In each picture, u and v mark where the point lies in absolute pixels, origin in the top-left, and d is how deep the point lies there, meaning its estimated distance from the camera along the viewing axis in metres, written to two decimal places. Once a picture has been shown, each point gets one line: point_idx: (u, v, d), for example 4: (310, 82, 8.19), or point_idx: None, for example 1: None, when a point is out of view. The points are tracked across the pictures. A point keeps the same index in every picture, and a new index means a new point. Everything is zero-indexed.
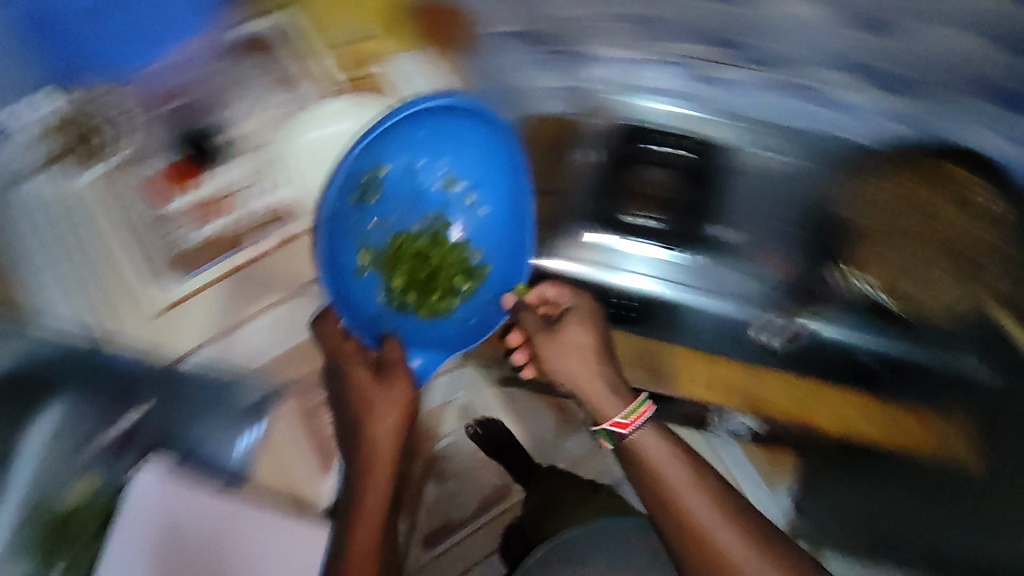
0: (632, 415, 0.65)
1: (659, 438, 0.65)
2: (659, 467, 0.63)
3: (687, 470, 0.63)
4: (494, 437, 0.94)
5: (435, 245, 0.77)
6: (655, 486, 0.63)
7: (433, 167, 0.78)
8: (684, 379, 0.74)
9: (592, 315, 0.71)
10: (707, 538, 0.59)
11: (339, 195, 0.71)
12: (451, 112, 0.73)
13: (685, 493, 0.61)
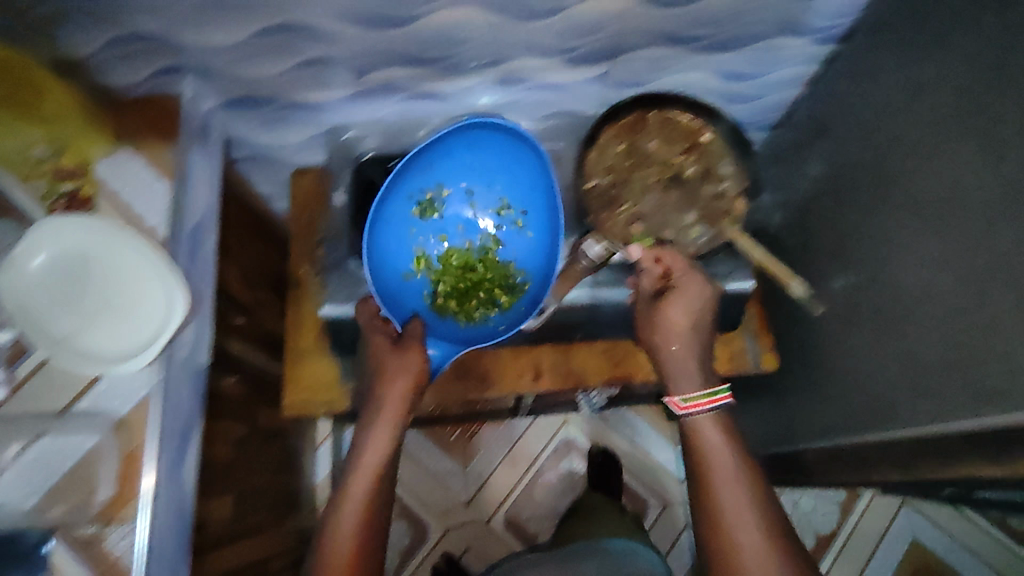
0: (690, 400, 0.70)
1: (707, 437, 0.69)
2: (700, 436, 0.69)
3: (721, 449, 0.68)
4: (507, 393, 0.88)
5: (482, 261, 0.78)
6: (694, 458, 0.69)
7: (483, 194, 0.79)
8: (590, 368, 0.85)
9: (693, 305, 0.71)
10: (717, 494, 0.66)
11: (400, 203, 0.76)
12: (489, 131, 0.75)
13: (720, 458, 0.68)
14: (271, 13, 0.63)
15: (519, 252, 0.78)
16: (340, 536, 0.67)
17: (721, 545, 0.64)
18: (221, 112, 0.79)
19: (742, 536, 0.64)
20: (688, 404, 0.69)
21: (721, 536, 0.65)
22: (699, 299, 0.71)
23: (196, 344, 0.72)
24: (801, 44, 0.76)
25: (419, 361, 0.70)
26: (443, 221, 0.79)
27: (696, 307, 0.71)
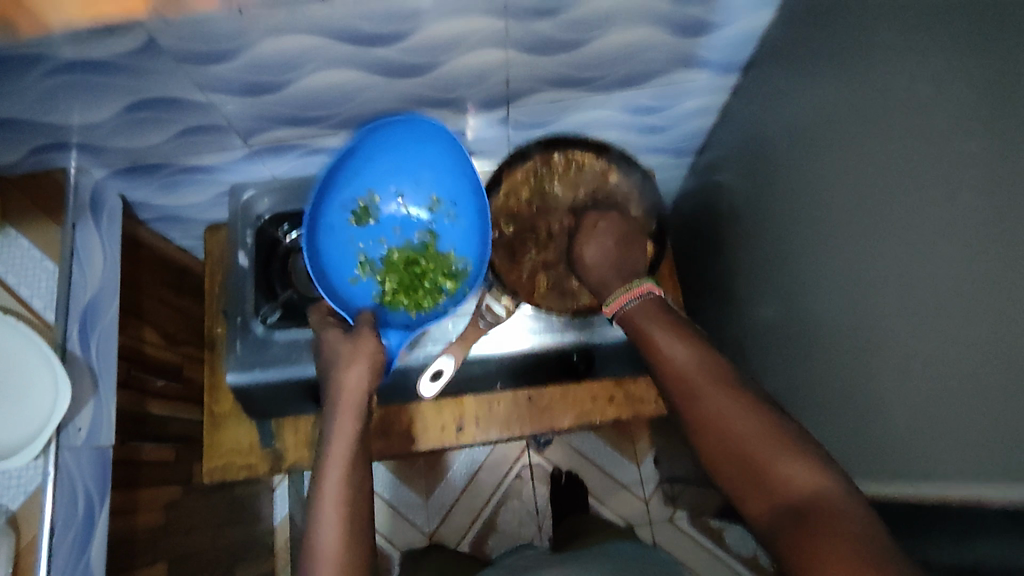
0: (616, 300, 0.63)
1: (673, 345, 0.58)
2: (650, 339, 0.59)
3: (678, 347, 0.58)
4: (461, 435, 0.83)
5: (422, 255, 0.72)
6: (658, 366, 0.58)
7: (413, 198, 0.75)
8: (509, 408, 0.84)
9: (619, 235, 0.69)
10: (698, 403, 0.54)
11: (331, 211, 0.72)
12: (398, 127, 0.70)
13: (675, 357, 0.57)
14: (145, 87, 0.61)
15: (456, 244, 0.74)
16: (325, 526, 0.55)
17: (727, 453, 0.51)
18: (113, 181, 0.76)
19: (746, 442, 0.50)
20: (616, 305, 0.63)
21: (711, 430, 0.52)
22: (610, 226, 0.69)
23: (99, 422, 0.71)
24: (701, 78, 0.76)
25: (371, 342, 0.63)
26: (379, 226, 0.75)
27: (611, 238, 0.69)
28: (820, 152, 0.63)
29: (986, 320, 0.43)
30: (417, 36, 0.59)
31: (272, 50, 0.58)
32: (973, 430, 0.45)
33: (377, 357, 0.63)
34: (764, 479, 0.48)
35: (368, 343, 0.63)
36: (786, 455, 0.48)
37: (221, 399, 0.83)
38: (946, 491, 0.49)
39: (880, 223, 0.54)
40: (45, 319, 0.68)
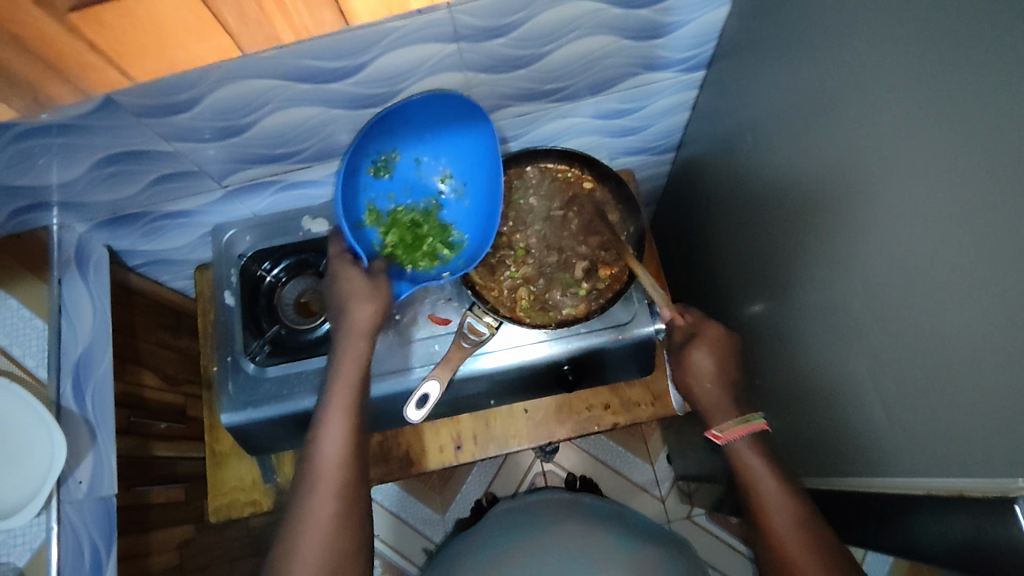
0: (729, 430, 0.64)
1: (765, 477, 0.62)
2: (740, 455, 0.64)
3: (779, 498, 0.61)
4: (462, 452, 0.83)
5: (427, 219, 0.74)
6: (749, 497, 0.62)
7: (431, 164, 0.74)
8: (505, 422, 0.84)
9: (724, 352, 0.69)
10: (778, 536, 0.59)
11: (360, 157, 0.69)
12: (462, 107, 0.67)
13: (768, 495, 0.61)
14: (113, 141, 0.62)
15: (460, 217, 0.75)
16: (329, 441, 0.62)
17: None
18: (96, 233, 0.78)
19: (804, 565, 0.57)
20: (729, 435, 0.64)
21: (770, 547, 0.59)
22: (723, 343, 0.69)
23: (99, 473, 0.72)
24: (667, 77, 0.75)
25: (387, 291, 0.67)
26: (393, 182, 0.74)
27: (727, 356, 0.69)
28: (790, 146, 0.62)
29: (957, 312, 0.43)
30: (372, 67, 0.60)
31: (231, 96, 0.59)
32: (957, 419, 0.44)
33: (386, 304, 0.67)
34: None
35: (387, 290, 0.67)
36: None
37: (221, 437, 0.84)
38: (933, 486, 0.48)
39: (851, 216, 0.53)
40: (38, 377, 0.70)
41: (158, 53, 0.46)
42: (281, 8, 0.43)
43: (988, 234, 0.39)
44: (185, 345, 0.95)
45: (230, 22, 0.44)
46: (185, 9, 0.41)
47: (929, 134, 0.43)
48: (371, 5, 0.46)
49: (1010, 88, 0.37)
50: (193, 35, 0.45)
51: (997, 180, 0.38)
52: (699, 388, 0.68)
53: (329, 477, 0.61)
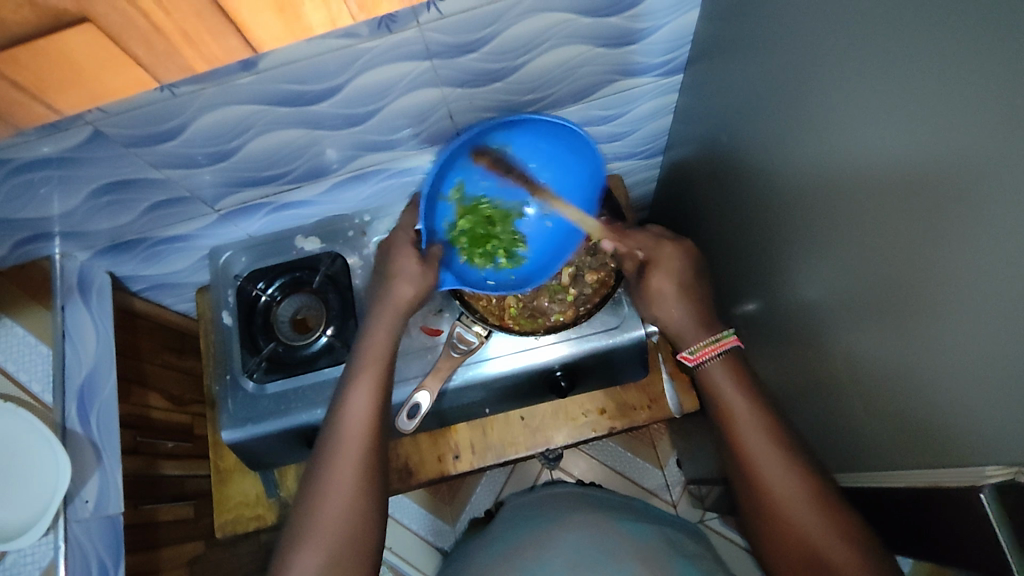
0: (700, 350, 0.66)
1: (761, 447, 0.60)
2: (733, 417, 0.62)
3: (755, 425, 0.61)
4: (461, 459, 0.84)
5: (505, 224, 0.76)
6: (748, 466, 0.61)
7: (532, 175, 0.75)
8: (503, 429, 0.85)
9: (682, 271, 0.70)
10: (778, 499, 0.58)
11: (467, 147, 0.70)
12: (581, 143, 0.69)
13: (765, 464, 0.60)
14: (107, 171, 0.65)
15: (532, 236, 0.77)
16: (357, 402, 0.65)
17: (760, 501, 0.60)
18: (97, 260, 0.80)
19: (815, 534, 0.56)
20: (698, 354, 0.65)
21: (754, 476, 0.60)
22: (680, 261, 0.70)
23: (105, 493, 0.74)
24: (645, 82, 0.76)
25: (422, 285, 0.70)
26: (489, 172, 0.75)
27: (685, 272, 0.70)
28: (764, 145, 0.62)
29: (928, 298, 0.43)
30: (348, 88, 0.61)
31: (215, 122, 0.61)
32: (943, 403, 0.44)
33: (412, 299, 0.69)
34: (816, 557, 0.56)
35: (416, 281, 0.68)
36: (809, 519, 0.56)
37: (224, 454, 0.86)
38: (914, 480, 0.50)
39: (826, 211, 0.53)
40: (44, 401, 0.74)
41: (81, 86, 0.47)
42: (187, 39, 0.44)
43: (948, 225, 0.40)
44: (191, 365, 0.97)
45: (140, 55, 0.44)
46: (92, 44, 0.42)
47: (887, 126, 0.43)
48: (273, 32, 0.45)
49: (953, 78, 0.37)
50: (106, 69, 0.45)
51: (951, 170, 0.38)
52: (665, 314, 0.69)
53: (355, 435, 0.64)
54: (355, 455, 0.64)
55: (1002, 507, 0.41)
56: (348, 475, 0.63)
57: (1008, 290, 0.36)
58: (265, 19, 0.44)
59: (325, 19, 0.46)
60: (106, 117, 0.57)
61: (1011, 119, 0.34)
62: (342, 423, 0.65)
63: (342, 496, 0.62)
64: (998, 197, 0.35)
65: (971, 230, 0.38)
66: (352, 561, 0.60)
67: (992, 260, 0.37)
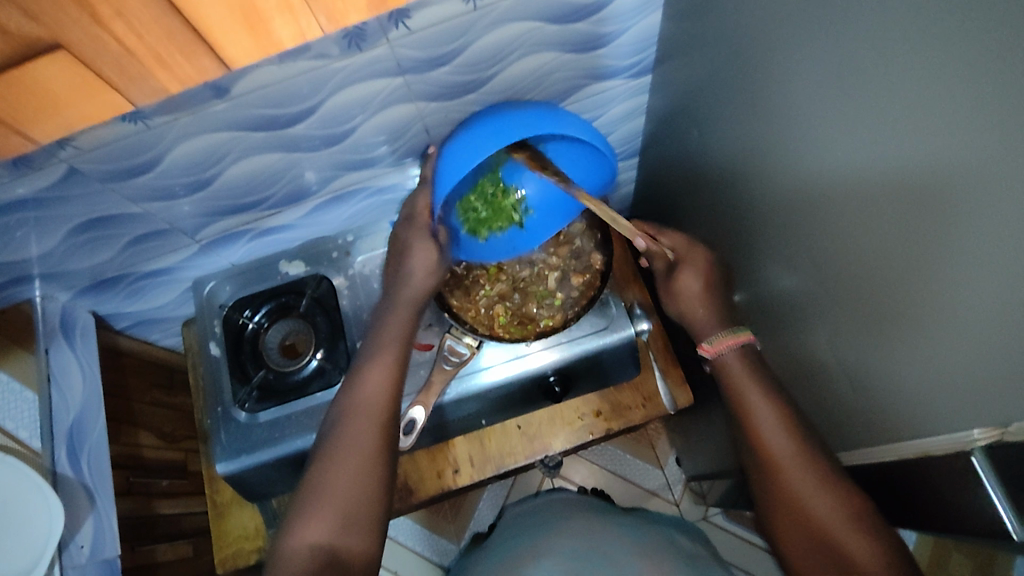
0: (721, 341, 0.64)
1: (768, 429, 0.59)
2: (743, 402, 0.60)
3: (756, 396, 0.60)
4: (461, 473, 0.83)
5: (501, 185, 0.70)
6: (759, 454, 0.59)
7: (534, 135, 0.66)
8: (501, 439, 0.84)
9: (712, 275, 0.67)
10: (793, 488, 0.56)
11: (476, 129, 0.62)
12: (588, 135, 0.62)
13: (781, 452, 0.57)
14: (85, 209, 0.64)
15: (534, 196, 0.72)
16: (369, 388, 0.63)
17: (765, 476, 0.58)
18: (79, 300, 0.79)
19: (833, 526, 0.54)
20: (717, 347, 0.63)
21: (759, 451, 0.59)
22: (711, 268, 0.68)
23: (101, 537, 0.73)
24: (616, 84, 0.78)
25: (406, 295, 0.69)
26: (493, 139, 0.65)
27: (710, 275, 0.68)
28: (734, 135, 0.63)
29: (906, 271, 0.43)
30: (322, 109, 0.62)
31: (191, 151, 0.61)
32: (925, 372, 0.45)
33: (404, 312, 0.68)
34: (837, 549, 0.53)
35: (403, 297, 0.68)
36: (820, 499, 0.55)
37: (220, 488, 0.85)
38: (903, 451, 0.51)
39: (800, 197, 0.54)
40: (33, 446, 0.72)
41: (54, 116, 0.47)
42: (161, 61, 0.44)
43: (917, 204, 0.41)
44: (182, 401, 0.96)
45: (112, 79, 0.45)
46: (68, 72, 0.43)
47: (857, 108, 0.44)
48: (244, 48, 0.46)
49: (909, 58, 0.38)
50: (80, 95, 0.46)
51: (916, 148, 0.39)
52: (689, 314, 0.67)
53: (365, 422, 0.61)
54: (365, 445, 0.59)
55: (990, 464, 0.43)
56: (359, 449, 0.59)
57: (985, 272, 0.37)
58: (236, 37, 0.45)
59: (295, 33, 0.47)
60: (80, 154, 0.56)
61: (972, 92, 0.35)
62: (355, 401, 0.62)
63: (353, 468, 0.58)
64: (964, 176, 0.36)
65: (944, 215, 0.39)
66: (360, 533, 0.56)
67: (963, 239, 0.38)
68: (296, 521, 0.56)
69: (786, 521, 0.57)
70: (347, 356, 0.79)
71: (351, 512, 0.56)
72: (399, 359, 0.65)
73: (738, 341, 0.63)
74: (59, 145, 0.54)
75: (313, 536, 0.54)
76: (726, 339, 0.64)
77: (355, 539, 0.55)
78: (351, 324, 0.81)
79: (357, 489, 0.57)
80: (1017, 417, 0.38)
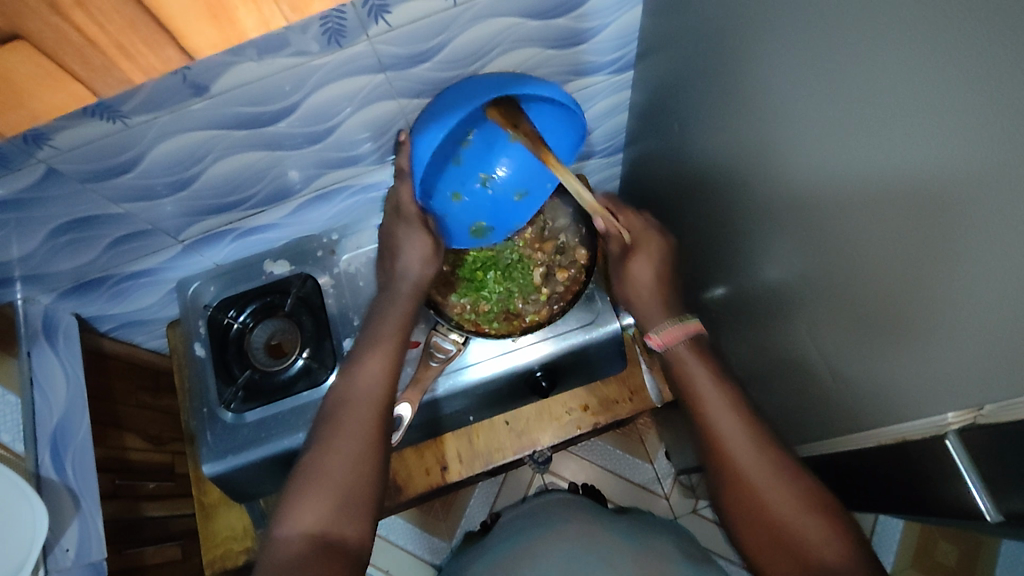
0: (665, 333, 0.65)
1: (725, 414, 0.59)
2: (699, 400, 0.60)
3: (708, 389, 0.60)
4: (449, 467, 0.83)
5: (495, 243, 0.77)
6: (719, 457, 0.58)
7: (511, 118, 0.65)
8: (489, 434, 0.85)
9: (660, 262, 0.69)
10: (752, 482, 0.55)
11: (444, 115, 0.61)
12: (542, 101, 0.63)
13: (738, 449, 0.57)
14: (65, 210, 0.64)
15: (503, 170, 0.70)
16: (364, 380, 0.63)
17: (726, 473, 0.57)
18: (62, 302, 0.79)
19: (786, 515, 0.53)
20: (663, 338, 0.64)
21: (718, 451, 0.58)
22: (662, 253, 0.69)
23: (87, 539, 0.73)
24: (599, 79, 0.78)
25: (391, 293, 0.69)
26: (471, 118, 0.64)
27: (661, 261, 0.69)
28: (714, 127, 0.64)
29: (883, 257, 0.44)
30: (304, 107, 0.61)
31: (172, 150, 0.61)
32: (903, 359, 0.45)
33: (393, 305, 0.69)
34: (793, 546, 0.52)
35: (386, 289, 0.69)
36: (779, 496, 0.54)
37: (207, 490, 0.84)
38: (882, 437, 0.51)
39: (780, 188, 0.55)
40: (17, 451, 0.70)
41: (21, 107, 0.46)
42: (123, 50, 0.43)
43: (878, 188, 0.42)
44: (168, 403, 0.95)
45: (77, 70, 0.44)
46: (30, 62, 0.42)
47: (836, 102, 0.44)
48: (209, 39, 0.45)
49: (879, 49, 0.39)
50: (44, 86, 0.45)
51: (888, 139, 0.40)
52: (636, 297, 0.69)
53: (359, 416, 0.60)
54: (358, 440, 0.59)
55: (965, 447, 0.43)
56: (358, 431, 0.59)
57: (955, 259, 0.38)
58: (200, 28, 0.44)
59: (260, 22, 0.45)
60: (59, 153, 0.56)
61: (943, 85, 0.35)
62: (348, 393, 0.62)
63: (344, 463, 0.57)
64: (929, 163, 0.37)
65: (914, 204, 0.40)
66: (358, 516, 0.55)
67: (928, 223, 0.39)
68: (293, 504, 0.55)
69: (747, 524, 0.55)
70: (334, 354, 0.78)
71: (348, 497, 0.56)
72: (398, 349, 0.66)
73: (678, 334, 0.64)
74: (37, 145, 0.54)
75: (308, 523, 0.53)
76: (670, 329, 0.65)
77: (349, 525, 0.55)
78: (337, 322, 0.81)
79: (354, 473, 0.57)
80: (990, 399, 0.39)
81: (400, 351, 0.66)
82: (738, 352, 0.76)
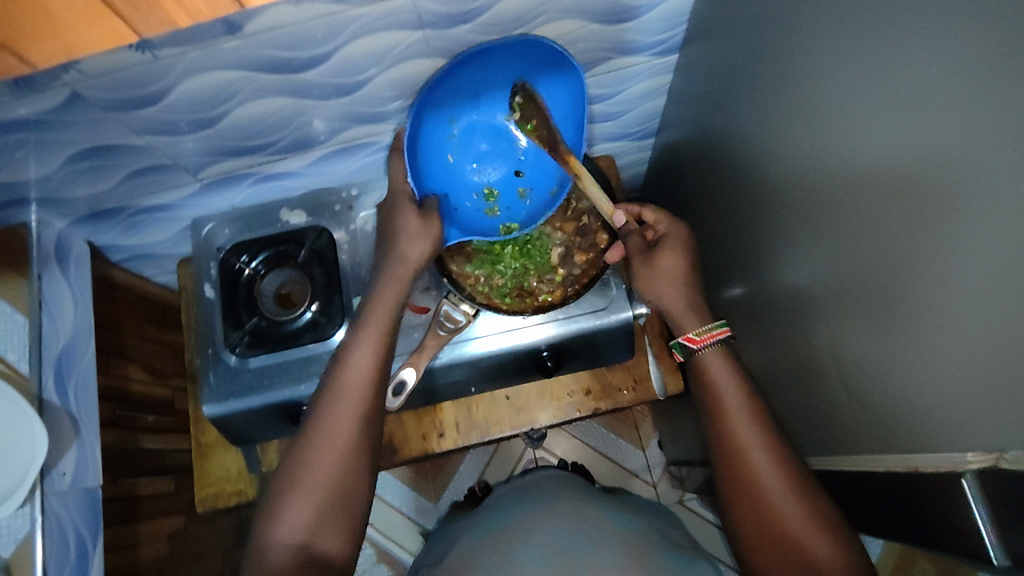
0: (704, 335, 0.64)
1: (746, 428, 0.60)
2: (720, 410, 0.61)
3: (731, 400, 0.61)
4: (446, 435, 0.84)
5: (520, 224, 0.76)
6: (738, 467, 0.60)
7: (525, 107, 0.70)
8: (489, 407, 0.85)
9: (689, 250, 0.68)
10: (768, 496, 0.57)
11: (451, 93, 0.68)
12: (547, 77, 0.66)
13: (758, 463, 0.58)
14: (88, 136, 0.62)
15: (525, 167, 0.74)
16: (354, 375, 0.64)
17: (742, 483, 0.59)
18: (75, 228, 0.78)
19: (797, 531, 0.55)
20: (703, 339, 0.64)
21: (737, 462, 0.60)
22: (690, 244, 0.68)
23: (84, 464, 0.74)
24: (641, 60, 0.75)
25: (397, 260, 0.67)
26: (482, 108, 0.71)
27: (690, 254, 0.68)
28: (755, 125, 0.62)
29: (914, 285, 0.43)
30: (337, 56, 0.60)
31: (199, 87, 0.59)
32: (923, 390, 0.44)
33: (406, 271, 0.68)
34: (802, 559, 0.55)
35: (400, 252, 0.67)
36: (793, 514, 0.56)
37: (205, 429, 0.85)
38: (893, 463, 0.51)
39: (816, 198, 0.53)
40: (21, 370, 0.71)
41: (52, 38, 0.45)
42: None
43: (920, 215, 0.41)
44: (172, 339, 0.96)
45: (120, 5, 0.43)
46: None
47: (888, 115, 0.42)
48: None
49: (944, 64, 0.37)
50: (85, 23, 0.44)
51: (936, 162, 0.39)
52: (665, 297, 0.66)
53: (345, 416, 0.63)
54: (340, 444, 0.62)
55: (979, 486, 0.42)
56: (346, 435, 0.62)
57: (993, 297, 0.36)
58: None
59: None
60: (85, 78, 0.54)
61: (1010, 111, 0.33)
62: (338, 389, 0.64)
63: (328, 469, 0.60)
64: (979, 195, 0.36)
65: (958, 238, 0.38)
66: (338, 522, 0.60)
67: (968, 256, 0.38)
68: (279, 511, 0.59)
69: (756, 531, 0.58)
70: (343, 311, 0.78)
71: (327, 503, 0.59)
72: (385, 343, 0.67)
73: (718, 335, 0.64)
74: (63, 68, 0.52)
75: (289, 531, 0.58)
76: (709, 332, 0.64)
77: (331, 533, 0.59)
78: (348, 279, 0.80)
79: (340, 476, 0.61)
80: (1012, 443, 0.38)
81: (391, 342, 0.68)
82: (750, 355, 0.76)
